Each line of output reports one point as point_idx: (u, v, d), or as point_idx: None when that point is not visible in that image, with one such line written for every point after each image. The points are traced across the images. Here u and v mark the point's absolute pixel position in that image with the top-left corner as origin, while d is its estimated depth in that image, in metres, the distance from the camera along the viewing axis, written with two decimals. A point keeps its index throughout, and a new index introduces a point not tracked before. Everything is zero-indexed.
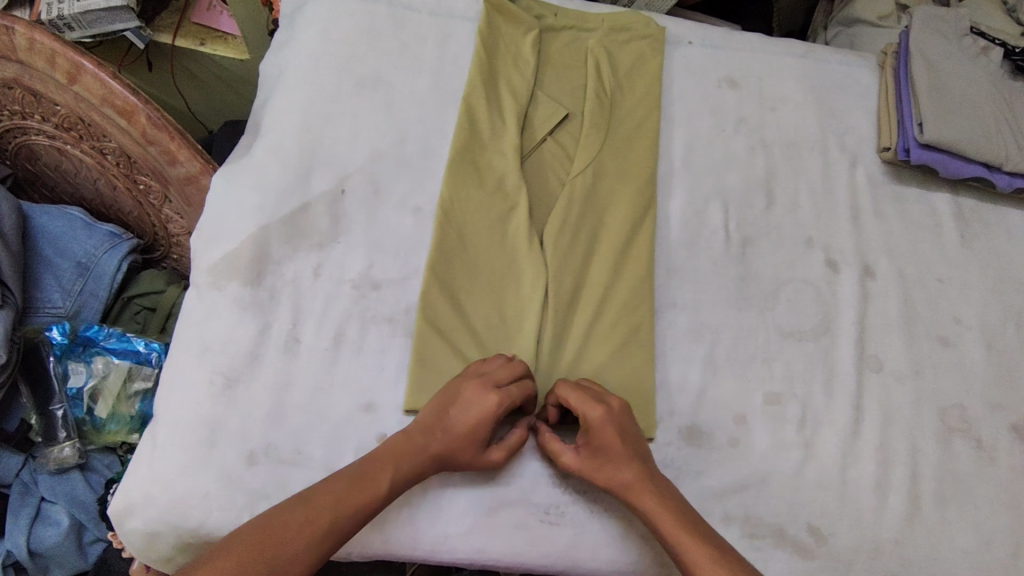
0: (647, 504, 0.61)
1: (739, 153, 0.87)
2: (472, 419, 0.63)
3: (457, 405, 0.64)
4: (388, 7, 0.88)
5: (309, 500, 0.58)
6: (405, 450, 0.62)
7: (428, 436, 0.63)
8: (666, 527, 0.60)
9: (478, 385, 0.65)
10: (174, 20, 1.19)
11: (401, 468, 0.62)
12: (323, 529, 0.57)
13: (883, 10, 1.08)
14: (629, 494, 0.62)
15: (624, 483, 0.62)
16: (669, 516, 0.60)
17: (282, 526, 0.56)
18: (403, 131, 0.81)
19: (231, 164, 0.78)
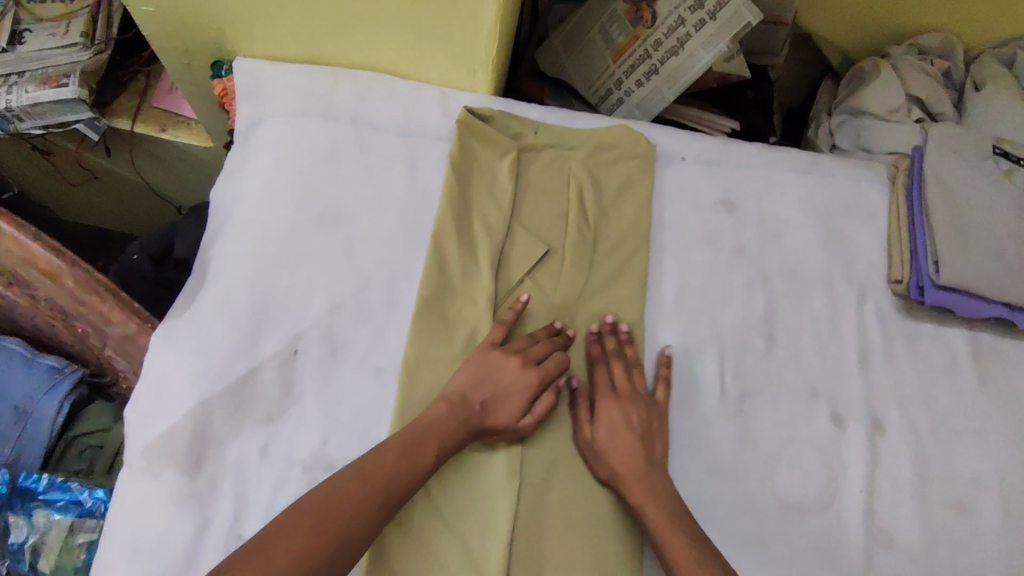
0: (637, 498, 0.64)
1: (737, 289, 0.79)
2: (511, 391, 0.66)
3: (495, 376, 0.67)
4: (351, 126, 0.79)
5: (366, 473, 0.57)
6: (449, 421, 0.63)
7: (468, 407, 0.65)
8: (661, 528, 0.62)
9: (512, 361, 0.68)
10: (134, 103, 1.13)
11: (450, 436, 0.63)
12: (376, 502, 0.56)
13: (892, 104, 1.01)
14: (624, 483, 0.65)
15: (623, 471, 0.65)
16: (656, 505, 0.63)
17: (346, 503, 0.55)
18: (363, 275, 0.73)
19: (171, 320, 0.70)
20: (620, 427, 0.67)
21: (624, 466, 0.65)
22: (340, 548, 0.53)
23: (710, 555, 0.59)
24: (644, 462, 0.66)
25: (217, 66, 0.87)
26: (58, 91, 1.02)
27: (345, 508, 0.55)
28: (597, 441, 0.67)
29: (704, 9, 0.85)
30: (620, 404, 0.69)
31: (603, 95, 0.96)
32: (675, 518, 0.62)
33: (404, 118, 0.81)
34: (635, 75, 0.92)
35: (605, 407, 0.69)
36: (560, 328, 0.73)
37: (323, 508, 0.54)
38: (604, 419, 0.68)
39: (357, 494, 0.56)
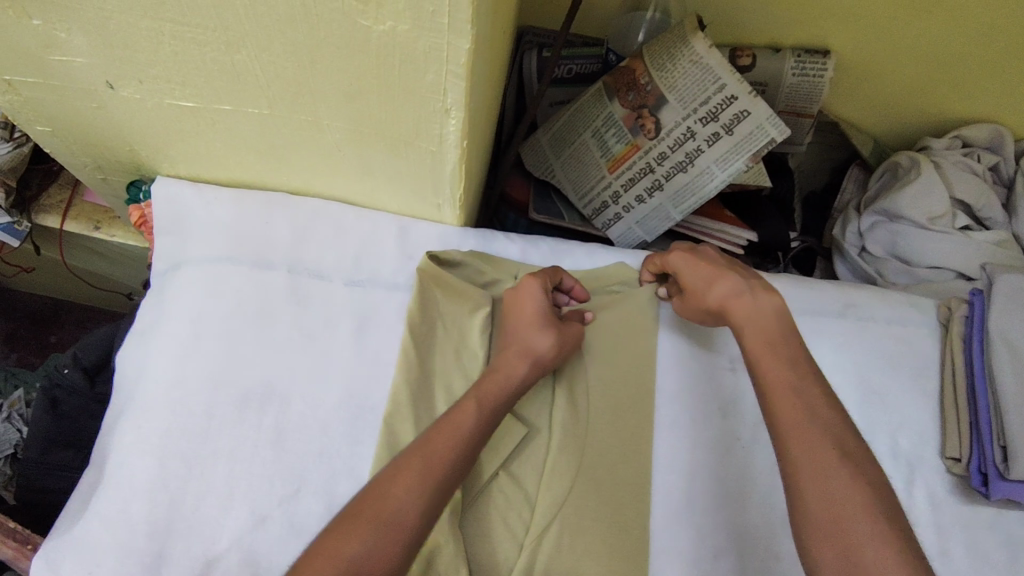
0: (738, 317, 0.59)
1: (759, 473, 0.64)
2: (529, 331, 0.61)
3: (518, 326, 0.62)
4: (288, 275, 0.66)
5: (403, 458, 0.51)
6: (490, 374, 0.59)
7: (501, 357, 0.60)
8: (760, 353, 0.56)
9: (536, 300, 0.63)
10: (63, 197, 0.99)
11: (489, 382, 0.58)
12: (422, 467, 0.50)
13: (935, 210, 0.87)
14: (725, 309, 0.60)
15: (713, 299, 0.61)
16: (755, 332, 0.57)
17: (384, 494, 0.48)
18: (293, 476, 0.59)
19: (56, 538, 0.57)
20: (696, 265, 0.64)
21: (711, 292, 0.61)
22: (393, 527, 0.47)
23: (811, 383, 0.53)
24: (727, 279, 0.61)
25: (134, 187, 0.74)
26: None
27: (393, 491, 0.49)
28: (693, 285, 0.63)
29: (718, 121, 0.71)
30: (692, 254, 0.65)
31: (597, 208, 0.81)
32: (775, 346, 0.56)
33: (353, 263, 0.67)
34: (635, 189, 0.78)
35: (692, 268, 0.64)
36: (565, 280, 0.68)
37: (371, 487, 0.49)
38: (684, 268, 0.64)
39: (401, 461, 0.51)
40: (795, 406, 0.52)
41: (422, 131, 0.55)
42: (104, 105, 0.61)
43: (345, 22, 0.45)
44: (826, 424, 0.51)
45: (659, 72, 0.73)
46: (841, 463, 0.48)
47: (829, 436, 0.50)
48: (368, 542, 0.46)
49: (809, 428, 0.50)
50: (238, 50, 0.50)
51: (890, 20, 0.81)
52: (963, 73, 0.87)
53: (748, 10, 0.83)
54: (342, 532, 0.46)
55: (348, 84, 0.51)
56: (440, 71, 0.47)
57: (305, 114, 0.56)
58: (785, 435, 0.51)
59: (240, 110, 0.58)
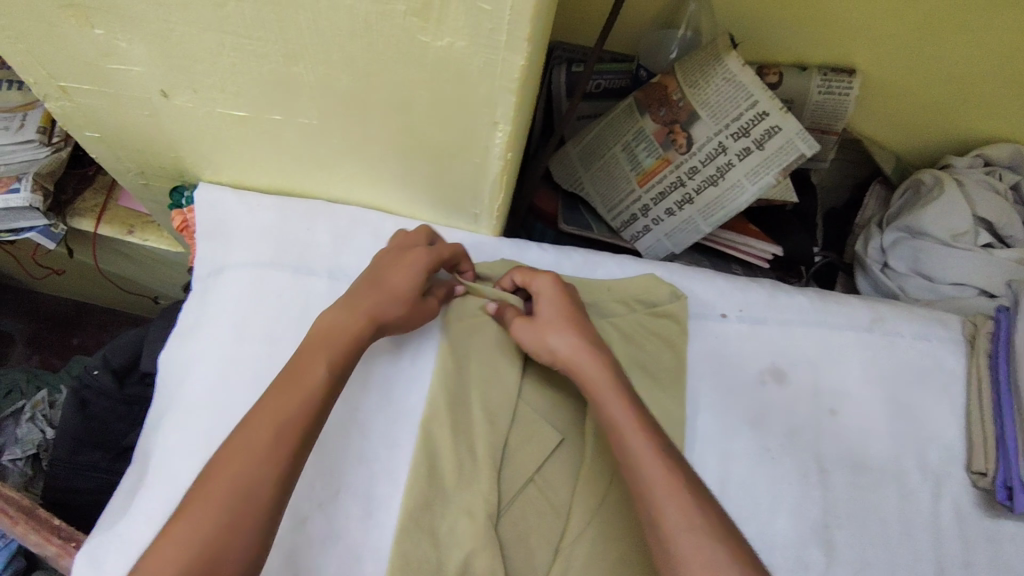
0: (588, 379, 0.58)
1: (788, 486, 0.65)
2: (394, 289, 0.61)
3: (382, 278, 0.61)
4: (328, 281, 0.67)
5: (246, 425, 0.51)
6: (333, 329, 0.57)
7: (345, 305, 0.59)
8: (615, 413, 0.56)
9: (422, 261, 0.63)
10: (98, 201, 1.01)
11: (329, 347, 0.56)
12: (272, 437, 0.50)
13: (957, 227, 0.88)
14: (574, 367, 0.59)
15: (568, 354, 0.60)
16: (611, 398, 0.56)
17: (228, 465, 0.49)
18: (333, 477, 0.60)
19: (102, 532, 0.59)
20: (555, 305, 0.63)
21: (568, 347, 0.60)
22: (236, 500, 0.48)
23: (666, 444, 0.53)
24: (584, 334, 0.61)
25: (178, 193, 0.76)
26: (7, 199, 0.90)
27: (234, 466, 0.49)
28: (538, 330, 0.62)
29: (748, 137, 0.73)
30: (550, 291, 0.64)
31: (626, 220, 0.83)
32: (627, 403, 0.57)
33: None
34: (664, 202, 0.79)
35: (546, 309, 0.63)
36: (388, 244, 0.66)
37: (218, 466, 0.49)
38: (543, 309, 0.63)
39: (236, 441, 0.50)
40: (668, 472, 0.51)
41: (466, 144, 0.57)
42: (156, 113, 0.63)
43: (405, 37, 0.47)
44: (682, 474, 0.51)
45: (691, 89, 0.75)
46: (710, 531, 0.48)
47: (691, 502, 0.49)
48: (218, 528, 0.46)
49: (669, 478, 0.51)
50: (294, 63, 0.52)
51: (917, 41, 0.83)
52: (987, 94, 0.88)
53: (777, 29, 0.84)
54: (188, 518, 0.47)
55: (400, 97, 0.53)
56: (493, 85, 0.49)
57: (353, 125, 0.58)
58: (657, 503, 0.50)
59: (289, 120, 0.60)
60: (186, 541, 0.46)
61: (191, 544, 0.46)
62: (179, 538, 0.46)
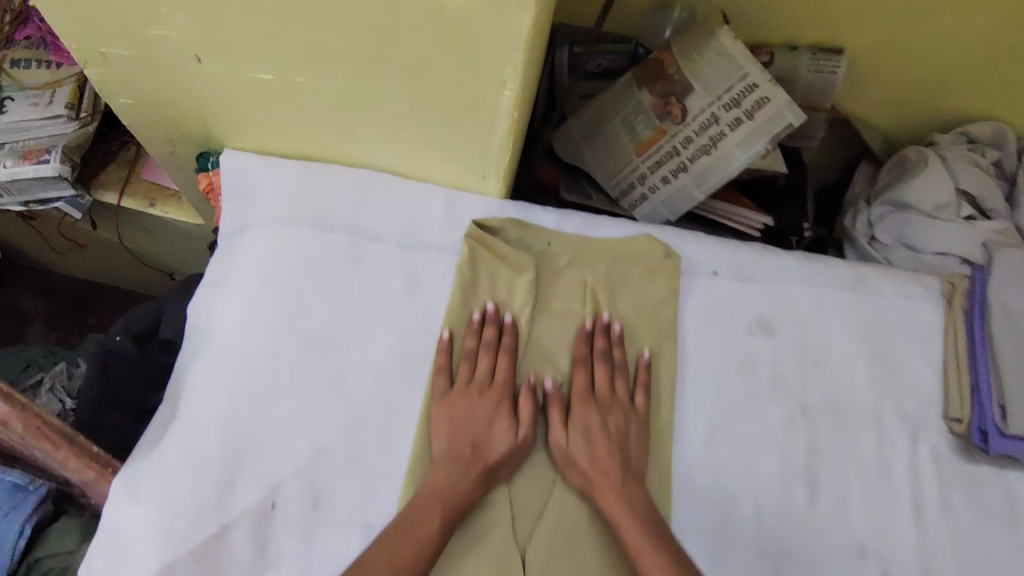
0: (608, 485, 0.63)
1: (776, 428, 0.70)
2: (497, 425, 0.65)
3: (473, 417, 0.65)
4: (346, 236, 0.72)
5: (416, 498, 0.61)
6: (479, 454, 0.63)
7: (492, 433, 0.64)
8: (634, 526, 0.60)
9: (504, 369, 0.67)
10: (122, 175, 1.06)
11: (501, 424, 0.65)
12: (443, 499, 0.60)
13: (941, 199, 0.93)
14: (598, 487, 0.63)
15: (598, 477, 0.64)
16: (631, 522, 0.61)
17: (414, 528, 0.59)
18: (354, 411, 0.65)
19: (136, 460, 0.63)
20: (598, 413, 0.67)
21: (602, 466, 0.64)
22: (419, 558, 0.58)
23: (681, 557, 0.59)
24: (619, 463, 0.64)
25: (204, 158, 0.80)
26: (38, 169, 0.96)
27: (422, 522, 0.59)
28: (575, 446, 0.65)
29: (740, 108, 0.78)
30: (598, 406, 0.67)
31: (624, 189, 0.88)
32: (647, 522, 0.61)
33: (405, 226, 0.74)
34: (661, 171, 0.84)
35: (597, 417, 0.66)
36: (482, 315, 0.69)
37: (407, 520, 0.59)
38: (579, 415, 0.67)
39: (447, 489, 0.61)
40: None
41: (477, 103, 0.62)
42: (189, 78, 0.68)
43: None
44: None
45: (685, 62, 0.80)
46: None
47: None
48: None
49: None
50: (320, 26, 0.57)
51: (900, 21, 0.87)
52: (969, 73, 0.93)
53: (769, 9, 0.89)
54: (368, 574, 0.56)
55: (417, 57, 0.58)
56: (503, 44, 0.54)
57: (371, 86, 0.63)
58: None
59: (313, 83, 0.65)
60: None
61: None
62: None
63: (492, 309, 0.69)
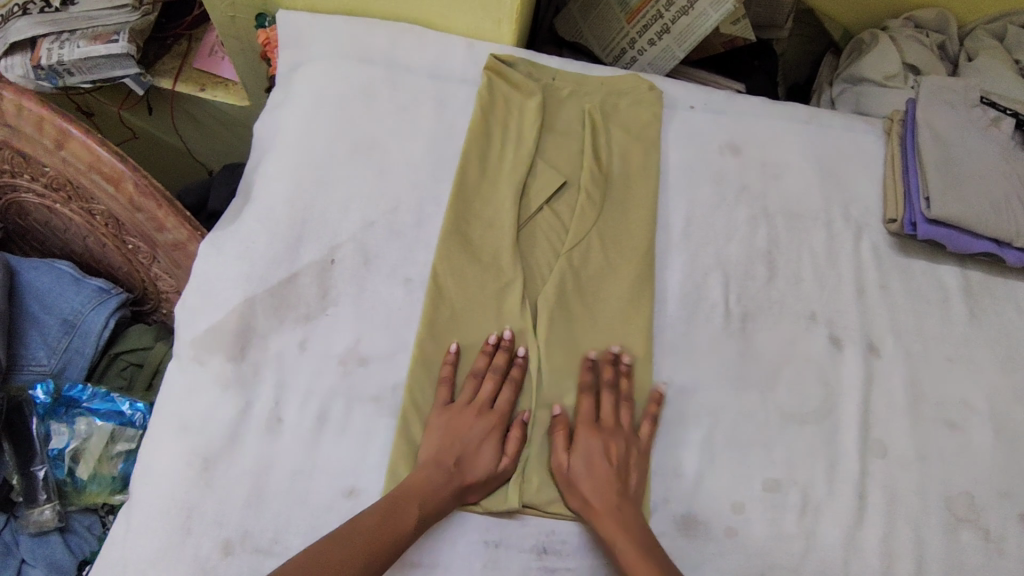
0: (608, 527, 0.64)
1: (741, 223, 0.85)
2: (481, 442, 0.68)
3: (462, 430, 0.68)
4: (385, 67, 0.87)
5: (395, 505, 0.62)
6: (461, 469, 0.66)
7: (477, 450, 0.67)
8: (630, 560, 0.62)
9: (502, 399, 0.71)
10: (175, 65, 1.19)
11: (490, 446, 0.68)
12: (396, 510, 0.62)
13: (889, 70, 1.06)
14: (596, 514, 0.65)
15: (598, 500, 0.65)
16: (628, 543, 0.63)
17: (346, 539, 0.59)
18: (397, 197, 0.80)
19: (219, 230, 0.77)
20: (594, 457, 0.68)
21: (599, 495, 0.65)
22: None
23: None
24: (617, 494, 0.66)
25: (261, 18, 0.95)
26: (109, 47, 1.09)
27: (358, 533, 0.59)
28: (575, 475, 0.67)
29: None
30: (600, 435, 0.69)
31: (617, 54, 1.03)
32: (638, 534, 0.64)
33: (433, 62, 0.88)
34: (648, 34, 0.98)
35: (591, 470, 0.67)
36: (498, 340, 0.73)
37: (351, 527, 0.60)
38: (582, 447, 0.69)
39: (425, 490, 0.64)
40: None
41: None
42: None
43: None
44: None
45: None
46: None
47: None
48: None
49: None
50: None
51: None
52: None
53: None
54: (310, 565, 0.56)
55: None
56: None
57: None
58: None
59: None
60: None
61: None
62: None
63: (509, 336, 0.73)
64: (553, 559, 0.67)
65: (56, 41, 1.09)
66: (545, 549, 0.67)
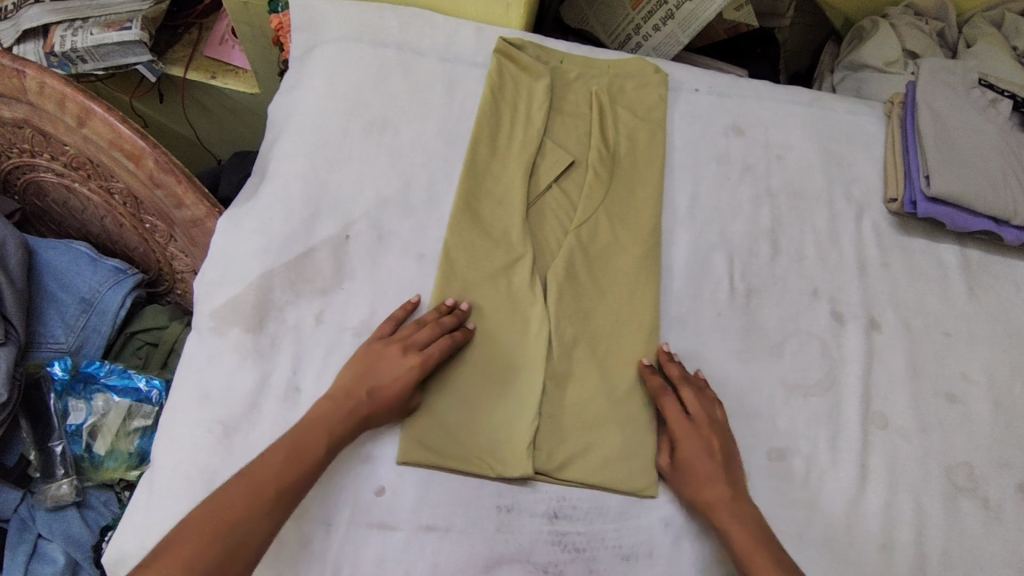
0: (723, 520, 0.65)
1: (745, 202, 0.87)
2: (394, 380, 0.68)
3: (381, 367, 0.68)
4: (397, 50, 0.89)
5: (303, 442, 0.63)
6: (370, 406, 0.67)
7: (387, 386, 0.68)
8: (744, 546, 0.64)
9: (433, 347, 0.70)
10: (186, 54, 1.21)
11: (403, 386, 0.68)
12: (303, 448, 0.63)
13: (890, 56, 1.08)
14: (711, 508, 0.66)
15: (708, 494, 0.67)
16: (742, 531, 0.64)
17: (261, 473, 0.61)
18: (409, 175, 0.82)
19: (236, 207, 0.79)
20: (700, 455, 0.68)
21: (710, 489, 0.67)
22: (254, 513, 0.59)
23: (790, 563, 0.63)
24: (727, 484, 0.67)
25: (274, 3, 0.97)
26: (122, 34, 1.11)
27: (268, 467, 0.62)
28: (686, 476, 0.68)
29: None
30: (698, 431, 0.70)
31: (623, 40, 1.05)
32: (755, 518, 0.66)
33: (443, 46, 0.90)
34: (653, 20, 1.00)
35: (701, 467, 0.68)
36: (453, 305, 0.73)
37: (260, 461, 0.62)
38: (687, 447, 0.69)
39: (329, 422, 0.65)
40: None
41: None
42: None
43: None
44: None
45: None
46: None
47: None
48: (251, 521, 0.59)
49: None
50: None
51: None
52: None
53: None
54: (215, 501, 0.59)
55: None
56: None
57: None
58: None
59: None
60: (205, 526, 0.58)
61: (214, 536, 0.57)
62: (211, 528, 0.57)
63: (456, 303, 0.74)
64: (564, 523, 0.68)
65: (69, 28, 1.12)
66: (556, 514, 0.69)
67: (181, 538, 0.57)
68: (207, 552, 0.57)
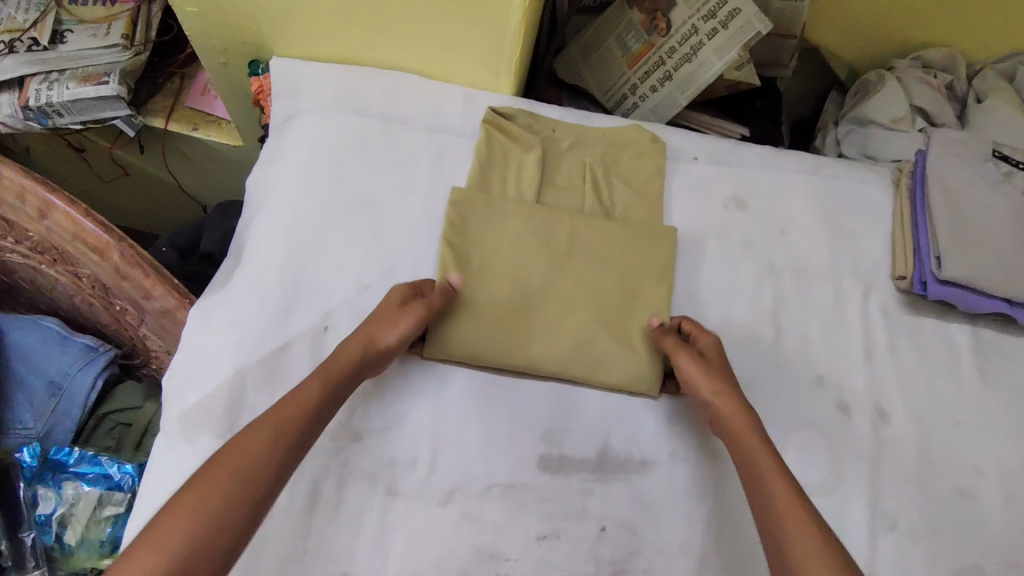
0: (749, 443, 0.65)
1: (746, 281, 0.83)
2: (394, 328, 0.69)
3: (381, 321, 0.69)
4: (381, 120, 0.84)
5: (296, 399, 0.62)
6: (364, 357, 0.67)
7: (384, 328, 0.68)
8: (769, 472, 0.62)
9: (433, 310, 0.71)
10: (168, 104, 1.17)
11: (400, 329, 0.69)
12: (295, 413, 0.61)
13: (897, 113, 1.03)
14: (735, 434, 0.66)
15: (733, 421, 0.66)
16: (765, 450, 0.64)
17: (253, 431, 0.59)
18: (392, 258, 0.77)
19: (209, 296, 0.74)
20: (721, 400, 0.68)
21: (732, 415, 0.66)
22: (245, 474, 0.57)
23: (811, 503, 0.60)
24: (748, 416, 0.67)
25: (254, 65, 0.91)
26: (99, 89, 1.06)
27: (259, 433, 0.59)
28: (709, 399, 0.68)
29: (716, 19, 0.89)
30: (712, 378, 0.69)
31: (618, 100, 1.00)
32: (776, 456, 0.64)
33: (431, 114, 0.86)
34: (650, 80, 0.96)
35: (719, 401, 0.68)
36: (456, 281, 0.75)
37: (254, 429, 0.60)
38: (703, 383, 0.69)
39: (328, 377, 0.65)
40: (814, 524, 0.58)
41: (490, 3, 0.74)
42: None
43: None
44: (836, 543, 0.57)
45: None
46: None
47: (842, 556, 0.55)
48: (236, 484, 0.56)
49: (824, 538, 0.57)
50: None
51: None
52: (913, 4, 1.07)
53: None
54: (206, 479, 0.56)
55: None
56: None
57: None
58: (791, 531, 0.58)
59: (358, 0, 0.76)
60: (196, 505, 0.54)
61: (201, 508, 0.54)
62: (193, 503, 0.54)
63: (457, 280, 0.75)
64: None
65: (44, 82, 1.07)
66: None
67: (171, 511, 0.54)
68: (199, 526, 0.53)
